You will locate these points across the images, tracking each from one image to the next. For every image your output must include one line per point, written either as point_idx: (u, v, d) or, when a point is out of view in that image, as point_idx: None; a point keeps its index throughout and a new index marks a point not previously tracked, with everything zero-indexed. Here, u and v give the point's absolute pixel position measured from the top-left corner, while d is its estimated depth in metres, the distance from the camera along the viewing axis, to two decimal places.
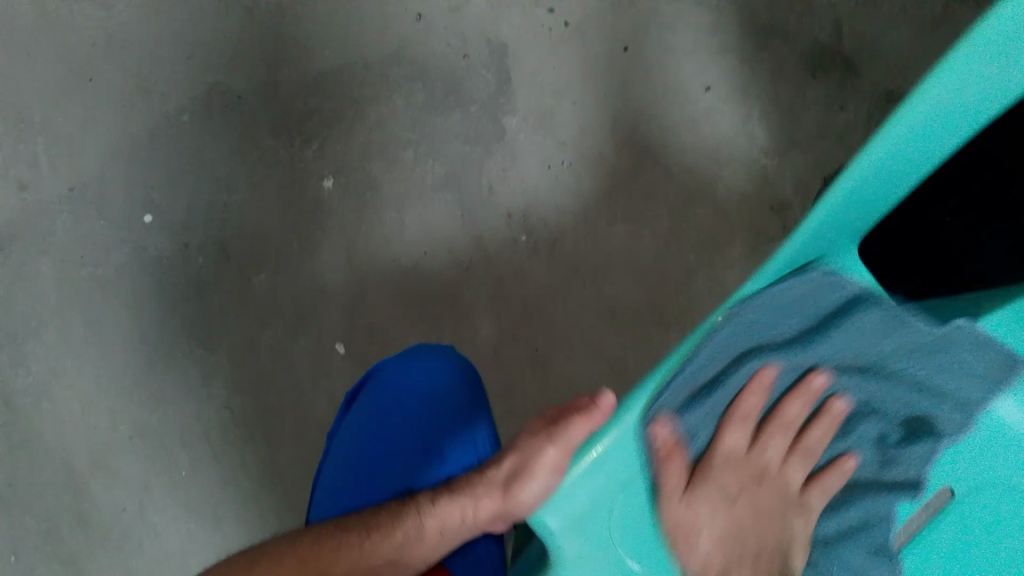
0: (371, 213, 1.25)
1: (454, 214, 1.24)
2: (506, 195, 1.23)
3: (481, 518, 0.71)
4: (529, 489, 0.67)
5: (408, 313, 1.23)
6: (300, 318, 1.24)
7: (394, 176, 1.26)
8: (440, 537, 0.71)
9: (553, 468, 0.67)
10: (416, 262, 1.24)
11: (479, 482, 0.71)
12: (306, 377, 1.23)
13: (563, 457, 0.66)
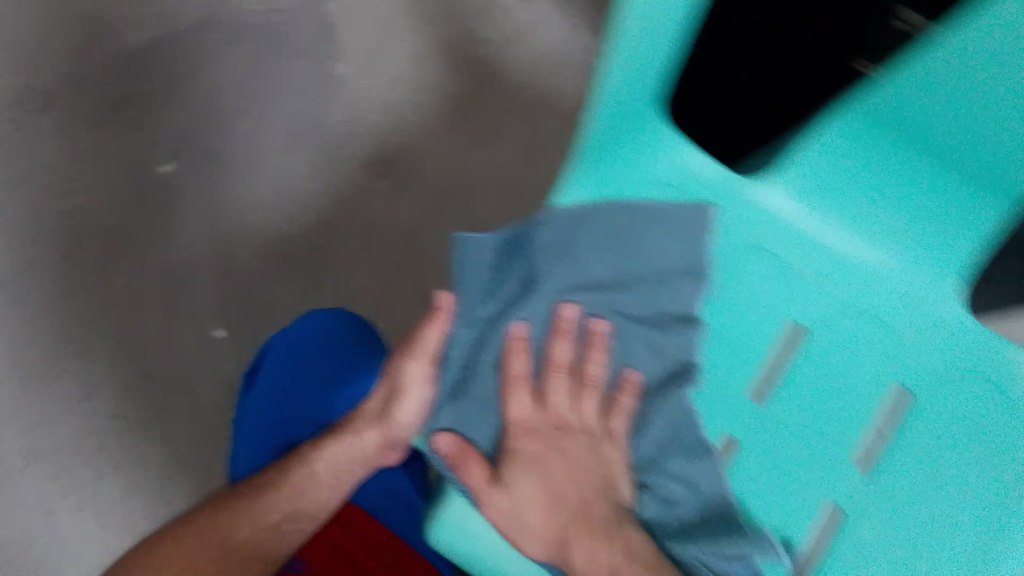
0: (220, 180, 1.22)
1: (303, 172, 1.24)
2: (351, 135, 1.25)
3: (368, 449, 0.74)
4: (404, 404, 0.73)
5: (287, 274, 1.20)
6: (173, 303, 1.20)
7: (243, 141, 1.24)
8: (336, 480, 0.74)
9: (420, 377, 0.72)
10: (281, 224, 1.22)
11: (358, 419, 0.75)
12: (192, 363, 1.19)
13: (427, 367, 0.72)
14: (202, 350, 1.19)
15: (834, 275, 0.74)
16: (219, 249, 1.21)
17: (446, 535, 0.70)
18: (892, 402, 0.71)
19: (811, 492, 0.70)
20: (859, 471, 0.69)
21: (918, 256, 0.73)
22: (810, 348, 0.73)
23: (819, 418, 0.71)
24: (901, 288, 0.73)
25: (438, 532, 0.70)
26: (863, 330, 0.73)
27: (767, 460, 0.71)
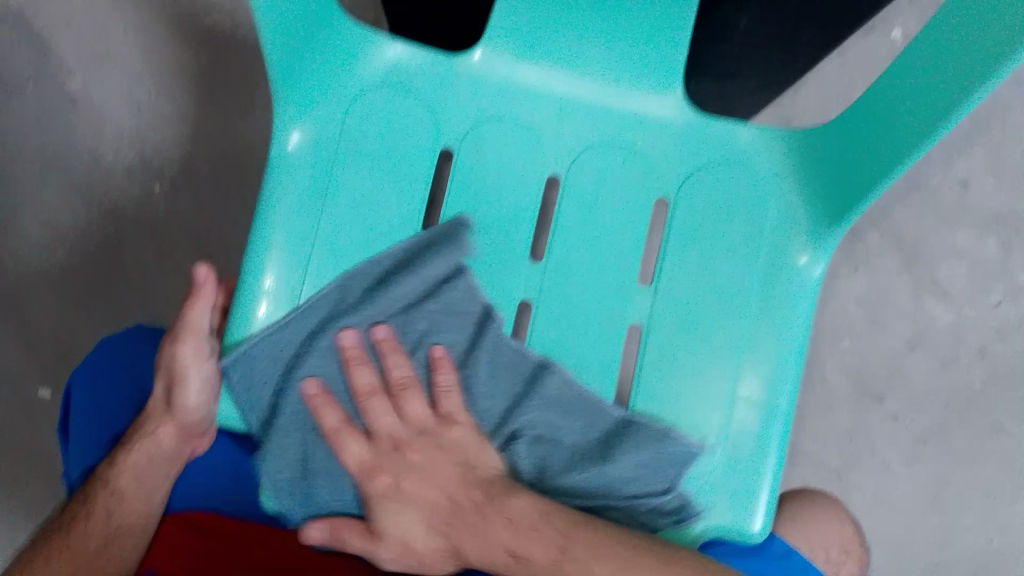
0: (66, 100, 0.90)
1: (155, 74, 0.90)
2: (167, 36, 0.90)
3: (168, 450, 0.54)
4: (191, 392, 0.53)
5: (162, 212, 0.89)
6: (9, 271, 0.89)
7: (94, 39, 0.90)
8: (141, 490, 0.54)
9: (199, 357, 0.53)
10: (143, 153, 0.89)
11: (144, 417, 0.54)
12: (42, 337, 0.88)
13: (201, 342, 0.53)
14: (64, 323, 0.88)
15: (691, 146, 0.58)
16: (80, 190, 0.89)
17: (284, 501, 0.54)
18: (791, 253, 0.56)
19: (734, 442, 0.55)
20: (795, 355, 0.55)
21: (765, 140, 0.58)
22: (695, 215, 0.57)
23: (736, 291, 0.56)
24: (759, 174, 0.58)
25: (270, 493, 0.54)
26: (735, 210, 0.57)
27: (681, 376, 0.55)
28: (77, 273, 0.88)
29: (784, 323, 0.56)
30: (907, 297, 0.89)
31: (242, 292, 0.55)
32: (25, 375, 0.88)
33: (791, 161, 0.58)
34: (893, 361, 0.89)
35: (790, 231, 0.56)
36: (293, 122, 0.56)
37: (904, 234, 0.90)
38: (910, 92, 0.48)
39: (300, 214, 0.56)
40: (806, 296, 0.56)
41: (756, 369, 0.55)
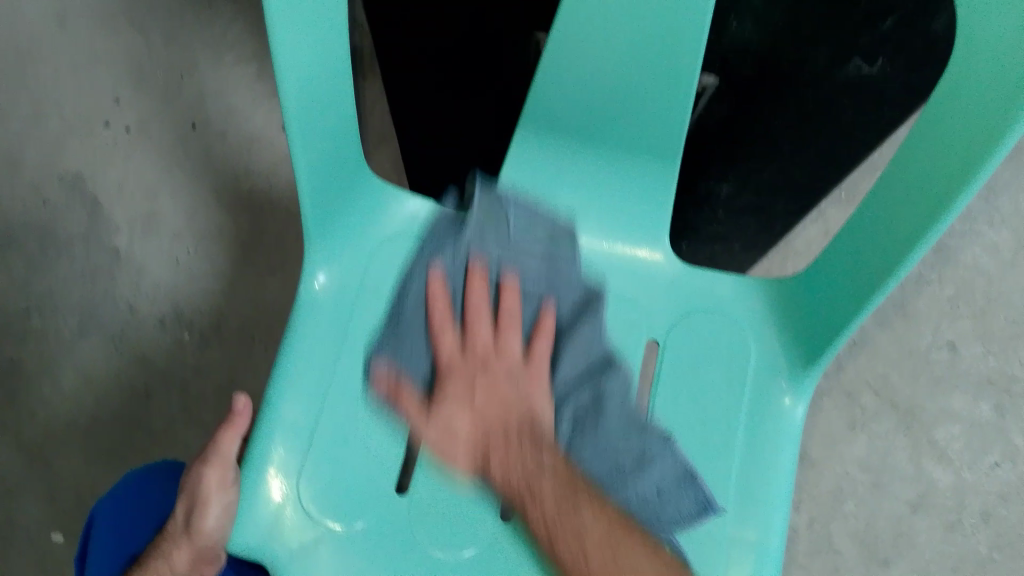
0: (112, 257, 0.98)
1: (194, 235, 0.98)
2: (209, 201, 0.99)
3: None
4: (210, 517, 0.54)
5: (190, 363, 0.94)
6: (41, 417, 0.93)
7: (142, 204, 0.99)
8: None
9: (221, 484, 0.55)
10: (177, 306, 0.95)
11: (162, 543, 0.55)
12: (63, 482, 0.91)
13: (226, 470, 0.55)
14: (85, 470, 0.91)
15: (677, 293, 0.63)
16: (113, 342, 0.95)
17: None
18: (776, 394, 0.60)
19: (732, 572, 0.55)
20: (788, 489, 0.57)
21: (745, 287, 0.63)
22: (682, 356, 0.61)
23: (726, 426, 0.59)
24: (741, 319, 0.62)
25: None
26: (720, 350, 0.61)
27: None
28: (103, 422, 0.92)
29: (776, 457, 0.58)
30: (906, 458, 0.91)
31: (263, 425, 0.58)
32: (43, 520, 0.90)
33: (769, 303, 0.62)
34: (898, 524, 0.89)
35: (774, 373, 0.60)
36: (322, 265, 0.62)
37: (900, 396, 0.93)
38: (863, 250, 0.53)
39: (323, 350, 0.60)
40: (792, 436, 0.59)
41: (751, 502, 0.57)
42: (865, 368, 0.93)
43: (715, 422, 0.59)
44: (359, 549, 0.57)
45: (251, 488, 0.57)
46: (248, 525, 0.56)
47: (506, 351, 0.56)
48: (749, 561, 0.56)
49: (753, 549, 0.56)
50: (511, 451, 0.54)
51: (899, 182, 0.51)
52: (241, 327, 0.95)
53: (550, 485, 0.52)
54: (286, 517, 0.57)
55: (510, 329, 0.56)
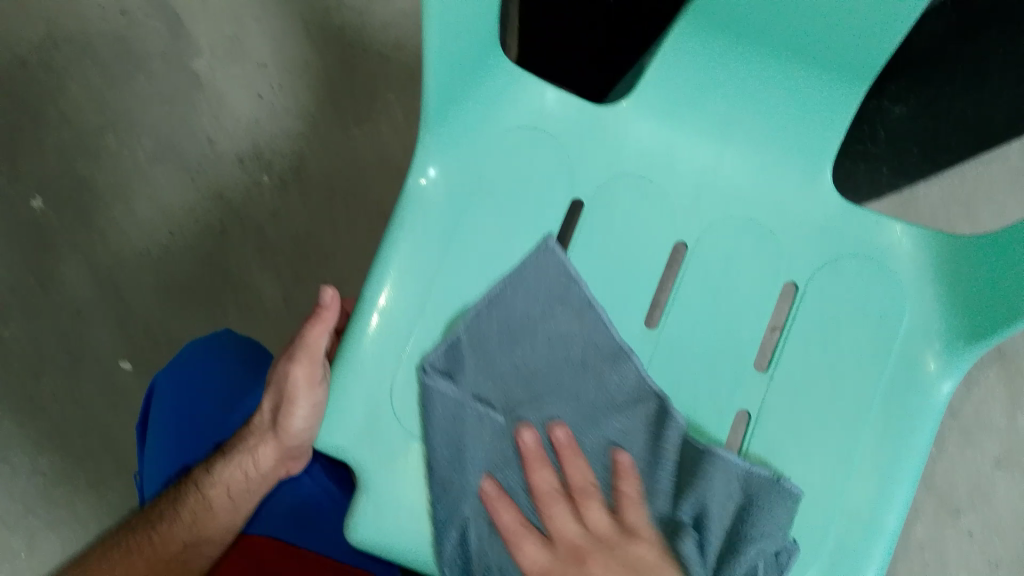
0: (192, 81, 0.91)
1: (280, 69, 0.90)
2: (297, 32, 0.90)
3: (264, 470, 0.54)
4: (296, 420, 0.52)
5: (267, 206, 0.89)
6: (111, 242, 0.90)
7: (228, 26, 0.91)
8: (230, 504, 0.53)
9: (309, 387, 0.52)
10: (258, 144, 0.90)
11: (250, 433, 0.54)
12: (133, 310, 0.89)
13: (313, 367, 0.53)
14: (154, 304, 0.89)
15: (828, 232, 0.56)
16: (191, 174, 0.90)
17: (372, 538, 0.53)
18: (920, 362, 0.54)
19: (840, 538, 0.53)
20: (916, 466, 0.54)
21: (910, 237, 0.55)
22: (821, 312, 0.54)
23: (853, 394, 0.54)
24: (896, 273, 0.55)
25: (358, 529, 0.53)
26: (866, 306, 0.55)
27: (788, 468, 0.54)
28: (171, 257, 0.89)
29: (908, 431, 0.54)
30: (1002, 411, 0.86)
31: (358, 326, 0.53)
32: (110, 345, 0.89)
33: (932, 260, 0.55)
34: (978, 476, 0.85)
35: (926, 342, 0.55)
36: (432, 153, 0.54)
37: (1010, 345, 0.86)
38: (1017, 267, 0.49)
39: (431, 252, 0.55)
40: (932, 411, 0.54)
41: (876, 471, 0.54)
42: None
43: (848, 388, 0.54)
44: None
45: (343, 389, 0.53)
46: (337, 433, 0.53)
47: (593, 526, 0.50)
48: (861, 528, 0.53)
49: (868, 516, 0.53)
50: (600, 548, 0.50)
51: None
52: (323, 177, 0.89)
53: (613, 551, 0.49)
54: (381, 429, 0.54)
55: (589, 502, 0.51)
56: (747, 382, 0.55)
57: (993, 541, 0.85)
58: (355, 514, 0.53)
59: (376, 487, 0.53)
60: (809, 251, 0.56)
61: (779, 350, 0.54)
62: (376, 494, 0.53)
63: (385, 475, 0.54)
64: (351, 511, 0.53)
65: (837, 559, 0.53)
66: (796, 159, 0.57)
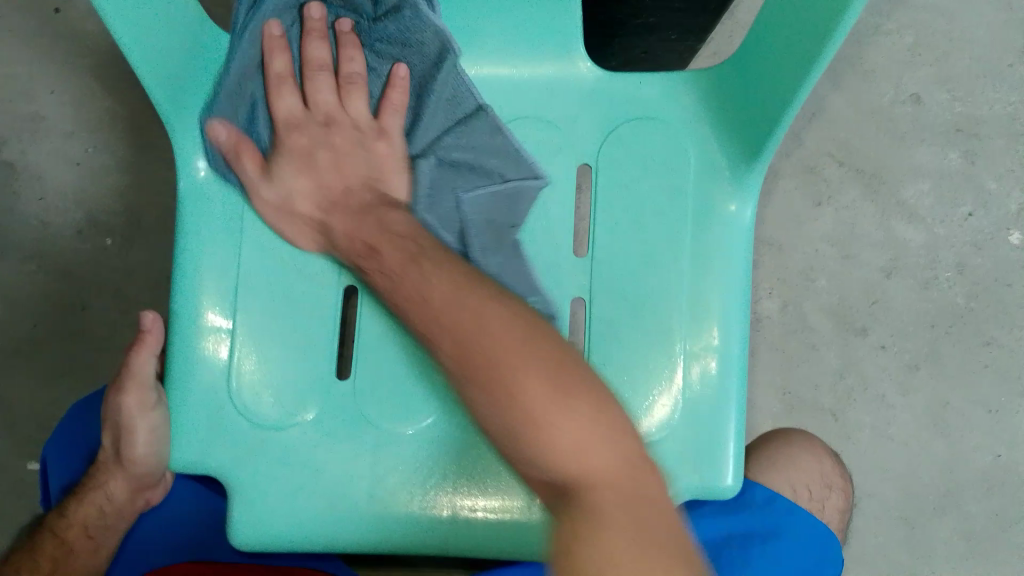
0: (5, 170, 0.89)
1: (89, 131, 0.89)
2: (93, 89, 0.89)
3: (120, 503, 0.55)
4: (137, 443, 0.54)
5: (118, 266, 0.88)
6: None
7: (24, 105, 0.90)
8: (89, 543, 0.53)
9: (144, 407, 0.53)
10: (87, 208, 0.89)
11: (101, 470, 0.55)
12: (23, 411, 0.88)
13: (144, 391, 0.53)
14: (40, 394, 0.88)
15: (598, 105, 0.57)
16: (38, 258, 0.89)
17: (255, 531, 0.53)
18: (719, 201, 0.55)
19: (695, 381, 0.55)
20: (744, 296, 0.55)
21: (679, 86, 0.57)
22: (615, 179, 0.56)
23: (663, 247, 0.55)
24: (677, 119, 0.57)
25: (240, 528, 0.53)
26: (654, 158, 0.56)
27: (627, 330, 0.55)
28: (44, 344, 0.88)
29: (727, 263, 0.55)
30: (875, 224, 0.86)
31: (178, 334, 0.54)
32: (13, 448, 0.87)
33: (705, 99, 0.57)
34: (873, 291, 0.86)
35: (713, 175, 0.55)
36: (195, 148, 0.55)
37: (864, 161, 0.87)
38: (773, 67, 0.50)
39: (225, 243, 0.55)
40: (742, 242, 0.55)
41: (709, 308, 0.55)
42: (824, 134, 0.87)
43: (660, 240, 0.55)
44: (319, 434, 0.54)
45: (184, 404, 0.54)
46: (191, 442, 0.53)
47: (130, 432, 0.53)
48: (713, 361, 0.55)
49: (713, 348, 0.55)
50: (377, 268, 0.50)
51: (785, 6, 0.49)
52: (162, 221, 0.88)
53: (437, 290, 0.45)
54: (240, 425, 0.54)
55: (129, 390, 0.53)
56: (566, 271, 0.57)
57: (905, 346, 0.85)
58: (234, 512, 0.53)
59: (247, 478, 0.54)
60: (589, 128, 0.57)
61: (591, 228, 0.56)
62: (252, 484, 0.54)
63: (256, 469, 0.54)
64: (230, 510, 0.53)
65: (697, 401, 0.54)
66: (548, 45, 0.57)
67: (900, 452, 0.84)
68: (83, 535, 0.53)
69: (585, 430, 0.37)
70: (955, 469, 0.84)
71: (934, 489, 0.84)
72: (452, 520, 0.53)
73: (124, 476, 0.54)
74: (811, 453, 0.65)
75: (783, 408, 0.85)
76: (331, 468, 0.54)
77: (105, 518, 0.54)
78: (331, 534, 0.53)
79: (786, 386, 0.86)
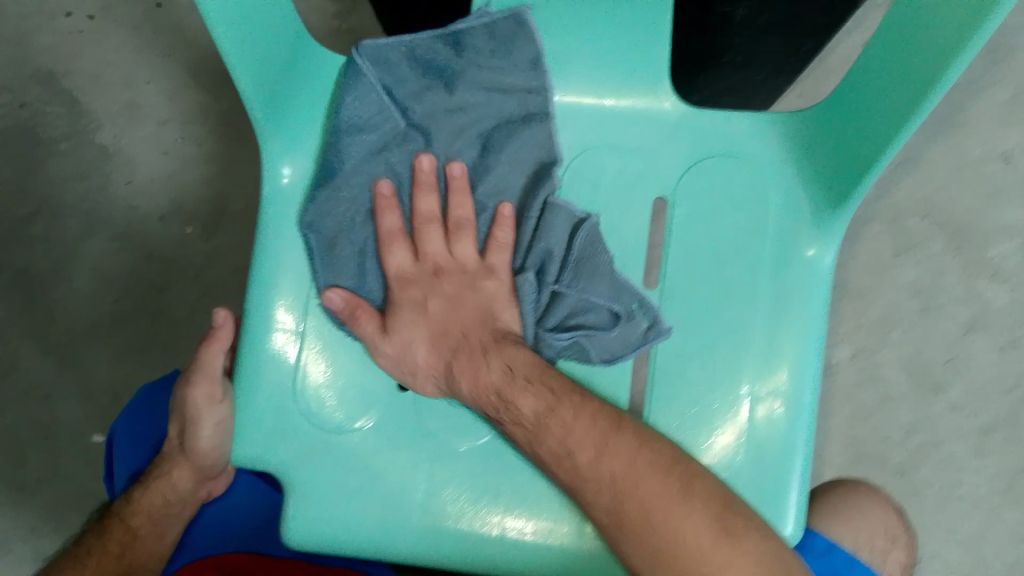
0: (101, 153, 0.93)
1: (182, 121, 0.92)
2: (191, 81, 0.93)
3: (183, 493, 0.55)
4: (203, 436, 0.54)
5: (199, 255, 0.91)
6: (61, 322, 0.92)
7: (125, 91, 0.93)
8: (155, 530, 0.55)
9: (211, 401, 0.54)
10: (174, 195, 0.92)
11: (166, 460, 0.56)
12: (97, 388, 0.91)
13: (213, 384, 0.54)
14: (113, 373, 0.91)
15: (683, 137, 0.57)
16: (124, 241, 0.92)
17: (308, 530, 0.54)
18: (799, 245, 0.55)
19: (760, 425, 0.54)
20: (817, 343, 0.54)
21: (765, 125, 0.56)
22: (694, 215, 0.56)
23: (738, 286, 0.55)
24: (761, 158, 0.56)
25: (294, 527, 0.54)
26: (736, 196, 0.56)
27: (695, 367, 0.55)
28: (121, 325, 0.91)
29: (801, 308, 0.54)
30: (958, 277, 0.84)
31: (251, 331, 0.56)
32: (85, 421, 0.90)
33: (792, 139, 0.56)
34: (951, 346, 0.83)
35: (795, 220, 0.55)
36: (281, 151, 0.56)
37: (951, 212, 0.84)
38: (867, 114, 0.49)
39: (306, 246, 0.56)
40: (819, 287, 0.54)
41: (781, 352, 0.54)
42: (910, 181, 0.85)
43: (736, 279, 0.55)
44: (380, 441, 0.55)
45: (250, 401, 0.55)
46: (256, 437, 0.55)
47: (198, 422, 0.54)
48: (780, 404, 0.54)
49: (781, 392, 0.54)
50: (474, 361, 0.51)
51: (875, 68, 0.48)
52: (245, 214, 0.91)
53: (525, 396, 0.48)
54: (302, 425, 0.55)
55: (200, 382, 0.53)
56: None
57: (980, 408, 0.82)
58: (290, 510, 0.54)
59: (305, 477, 0.55)
60: (671, 161, 0.57)
61: (664, 261, 0.56)
62: (310, 485, 0.55)
63: (316, 472, 0.55)
64: (286, 509, 0.54)
65: (760, 444, 0.53)
66: (636, 71, 0.57)
67: (968, 514, 0.81)
68: (145, 522, 0.54)
69: (721, 544, 0.40)
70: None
71: (1003, 557, 0.80)
72: (500, 541, 0.53)
73: (190, 467, 0.55)
74: (875, 503, 0.63)
75: (849, 458, 0.83)
76: (387, 476, 0.54)
77: (166, 509, 0.55)
78: (383, 541, 0.54)
79: (852, 435, 0.83)
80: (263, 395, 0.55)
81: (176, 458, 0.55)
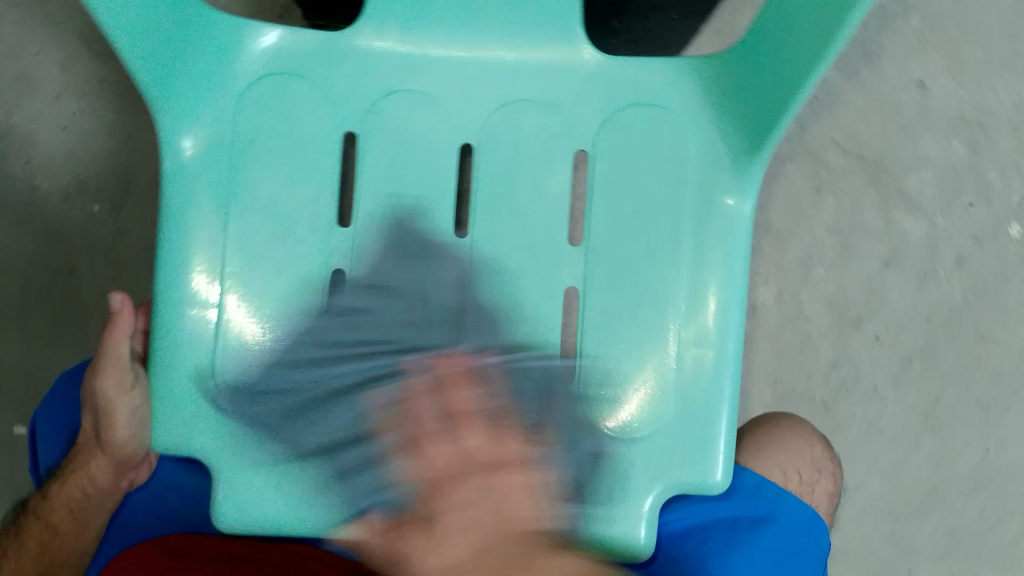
0: None
1: (77, 93, 0.87)
2: (84, 50, 0.87)
3: (102, 487, 0.54)
4: (116, 427, 0.52)
5: (108, 234, 0.87)
6: None
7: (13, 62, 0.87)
8: (75, 524, 0.54)
9: (124, 389, 0.52)
10: (77, 172, 0.87)
11: (83, 452, 0.55)
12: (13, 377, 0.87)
13: (122, 373, 0.52)
14: (24, 362, 0.87)
15: (600, 87, 0.56)
16: (26, 222, 0.87)
17: (239, 515, 0.53)
18: (719, 194, 0.54)
19: (688, 375, 0.54)
20: (742, 289, 0.54)
21: (682, 71, 0.56)
22: (614, 167, 0.55)
23: (661, 237, 0.54)
24: (679, 106, 0.55)
25: (224, 512, 0.53)
26: (656, 145, 0.55)
27: (622, 321, 0.54)
28: (29, 311, 0.87)
29: (724, 255, 0.54)
30: (875, 213, 0.85)
31: (162, 315, 0.53)
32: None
33: (708, 85, 0.55)
34: (870, 282, 0.85)
35: (715, 168, 0.54)
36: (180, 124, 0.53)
37: (868, 148, 0.86)
38: (781, 57, 0.49)
39: (214, 221, 0.53)
40: (743, 234, 0.54)
41: (706, 300, 0.54)
42: (828, 119, 0.86)
43: (660, 230, 0.54)
44: (308, 416, 0.54)
45: (168, 386, 0.53)
46: (176, 423, 0.53)
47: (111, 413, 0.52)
48: (709, 353, 0.54)
49: (709, 341, 0.54)
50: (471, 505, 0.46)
51: (797, 6, 0.47)
52: (152, 190, 0.87)
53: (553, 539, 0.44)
54: (224, 407, 0.53)
55: (108, 371, 0.52)
56: (561, 259, 0.55)
57: (899, 339, 0.84)
58: (218, 496, 0.53)
59: (232, 459, 0.53)
60: (589, 112, 0.56)
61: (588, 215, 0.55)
62: (238, 467, 0.53)
63: (242, 453, 0.53)
64: (214, 493, 0.53)
65: (690, 394, 0.53)
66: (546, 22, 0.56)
67: (889, 443, 0.84)
68: (65, 518, 0.54)
69: None
70: (943, 462, 0.84)
71: (924, 481, 0.84)
72: None
73: (106, 461, 0.53)
74: (797, 436, 0.64)
75: (776, 396, 0.85)
76: (318, 454, 0.53)
77: (87, 503, 0.54)
78: (318, 519, 0.53)
79: (778, 374, 0.85)
80: (182, 379, 0.53)
81: (92, 450, 0.54)
